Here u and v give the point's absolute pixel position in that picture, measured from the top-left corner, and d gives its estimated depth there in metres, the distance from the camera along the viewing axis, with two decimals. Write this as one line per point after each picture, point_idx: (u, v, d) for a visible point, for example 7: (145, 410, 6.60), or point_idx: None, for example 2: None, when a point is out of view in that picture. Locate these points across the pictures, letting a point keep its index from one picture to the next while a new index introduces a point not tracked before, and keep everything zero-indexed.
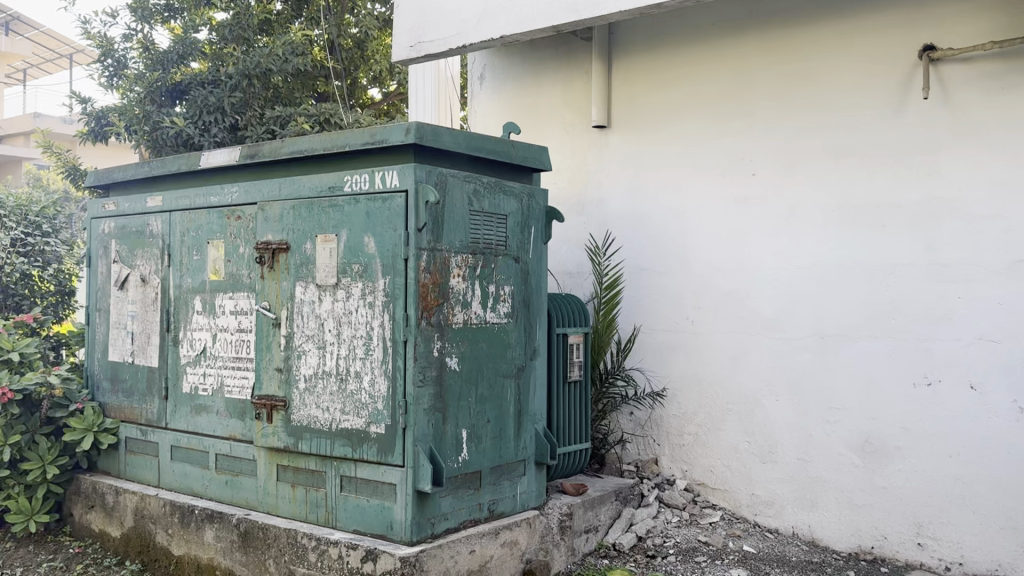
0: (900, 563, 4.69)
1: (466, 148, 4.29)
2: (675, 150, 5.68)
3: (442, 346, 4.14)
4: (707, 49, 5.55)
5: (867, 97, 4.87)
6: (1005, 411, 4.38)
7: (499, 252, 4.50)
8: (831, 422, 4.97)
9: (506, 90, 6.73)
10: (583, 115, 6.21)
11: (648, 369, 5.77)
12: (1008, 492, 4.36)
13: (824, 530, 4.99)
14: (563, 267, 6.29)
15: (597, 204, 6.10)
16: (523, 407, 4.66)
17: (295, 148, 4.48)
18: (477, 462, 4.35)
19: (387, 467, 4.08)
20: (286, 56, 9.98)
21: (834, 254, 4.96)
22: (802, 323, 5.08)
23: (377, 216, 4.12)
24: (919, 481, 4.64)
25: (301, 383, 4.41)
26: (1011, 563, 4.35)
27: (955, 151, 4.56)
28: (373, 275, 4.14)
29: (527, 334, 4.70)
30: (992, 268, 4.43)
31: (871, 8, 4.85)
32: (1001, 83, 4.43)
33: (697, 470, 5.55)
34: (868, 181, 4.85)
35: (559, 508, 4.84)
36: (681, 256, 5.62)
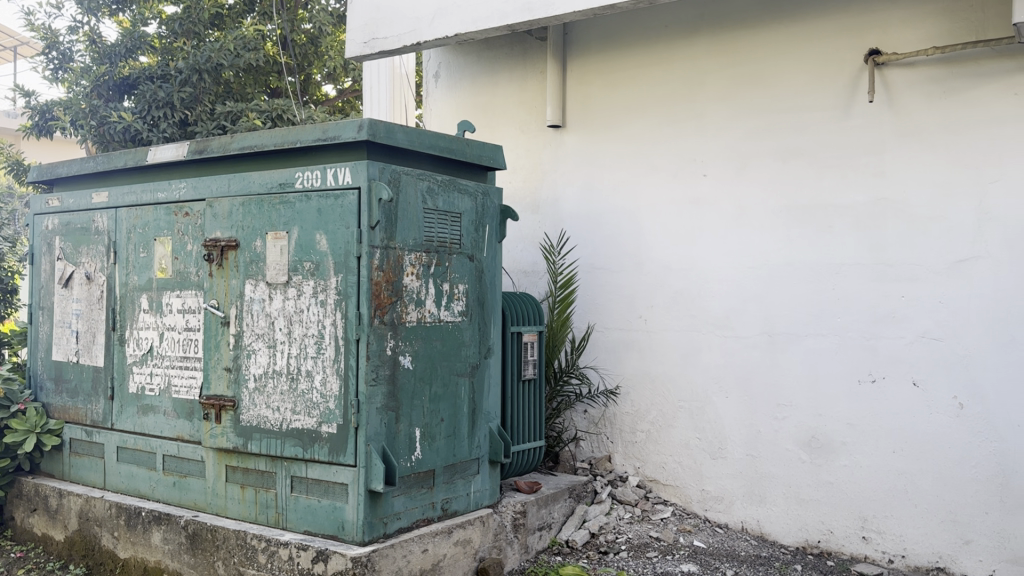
0: (846, 556, 4.79)
1: (420, 146, 4.27)
2: (628, 149, 5.72)
3: (395, 344, 4.12)
4: (660, 50, 5.60)
5: (815, 99, 4.96)
6: (946, 407, 4.50)
7: (453, 250, 4.49)
8: (779, 418, 5.05)
9: (461, 89, 6.71)
10: (538, 114, 6.22)
11: (602, 367, 5.81)
12: (948, 486, 4.48)
13: (772, 524, 5.07)
14: (517, 266, 6.30)
15: (552, 203, 6.12)
16: (476, 406, 4.65)
17: (244, 144, 4.41)
18: (430, 460, 4.34)
19: (339, 466, 4.04)
20: (238, 51, 9.85)
21: (783, 253, 5.05)
22: (752, 322, 5.15)
23: (328, 213, 4.08)
24: (864, 475, 4.74)
25: (250, 382, 4.35)
26: (952, 555, 4.47)
27: (899, 153, 4.67)
28: (325, 274, 4.10)
29: (481, 333, 4.69)
30: (933, 268, 4.55)
31: (820, 12, 4.94)
32: (943, 87, 4.55)
33: (650, 466, 5.60)
34: (815, 181, 4.94)
35: (512, 506, 4.84)
36: (635, 256, 5.66)
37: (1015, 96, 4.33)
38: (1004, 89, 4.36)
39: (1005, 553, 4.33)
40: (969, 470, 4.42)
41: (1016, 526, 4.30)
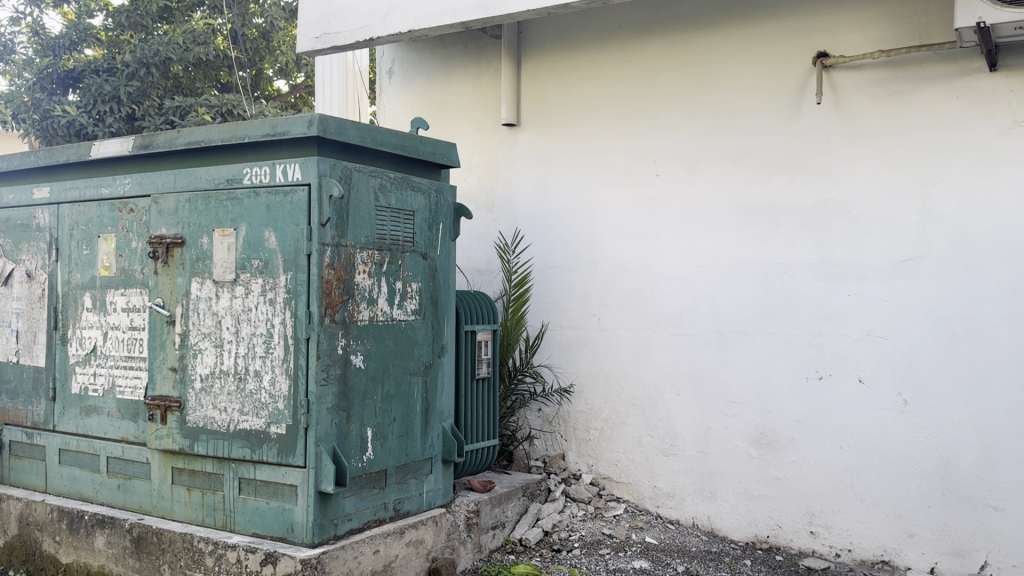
0: (794, 550, 4.87)
1: (372, 143, 4.22)
2: (582, 148, 5.73)
3: (347, 343, 4.07)
4: (613, 50, 5.62)
5: (765, 101, 5.02)
6: (891, 404, 4.59)
7: (406, 248, 4.45)
8: (729, 415, 5.10)
9: (415, 86, 6.66)
10: (492, 112, 6.20)
11: (556, 366, 5.81)
12: (892, 480, 4.58)
13: (722, 520, 5.13)
14: (471, 264, 6.27)
15: (505, 202, 6.10)
16: (429, 405, 4.62)
17: (190, 139, 4.31)
18: (382, 461, 4.29)
19: (288, 467, 3.97)
20: (187, 45, 9.66)
21: (733, 252, 5.10)
22: (703, 320, 5.20)
23: (277, 210, 4.01)
24: (812, 471, 4.82)
25: (196, 382, 4.26)
26: (896, 548, 4.57)
27: (846, 154, 4.75)
28: (273, 271, 4.03)
29: (434, 331, 4.65)
30: (879, 267, 4.64)
31: (770, 14, 5.01)
32: (888, 90, 4.64)
33: (603, 464, 5.62)
34: (765, 182, 5.00)
35: (465, 505, 4.81)
36: (588, 254, 5.67)
37: (957, 99, 4.44)
38: (947, 93, 4.47)
39: (947, 546, 4.44)
40: (913, 465, 4.52)
41: (957, 519, 4.41)
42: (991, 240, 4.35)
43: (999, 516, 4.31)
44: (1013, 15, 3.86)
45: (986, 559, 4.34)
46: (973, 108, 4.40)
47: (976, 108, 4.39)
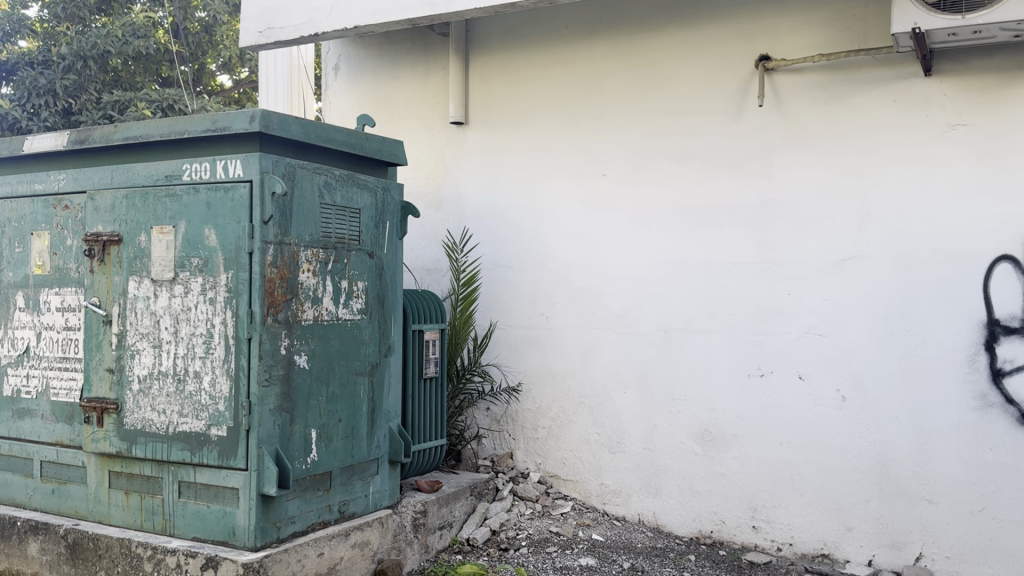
0: (737, 545, 4.95)
1: (316, 139, 4.15)
2: (529, 147, 5.73)
3: (290, 343, 4.00)
4: (560, 49, 5.63)
5: (709, 102, 5.08)
6: (831, 400, 4.69)
7: (352, 246, 4.39)
8: (674, 412, 5.15)
9: (361, 83, 6.58)
10: (439, 110, 6.16)
11: (504, 365, 5.79)
12: (832, 475, 4.68)
13: (668, 516, 5.18)
14: (418, 263, 6.23)
15: (453, 200, 6.07)
16: (376, 406, 4.57)
17: (128, 133, 4.19)
18: (327, 462, 4.23)
19: (229, 470, 3.90)
20: (127, 38, 9.64)
21: (678, 251, 5.15)
22: (649, 319, 5.24)
23: (218, 207, 3.93)
24: (754, 467, 4.90)
25: (134, 384, 4.16)
26: (836, 542, 4.67)
27: (787, 155, 4.84)
28: (213, 270, 3.95)
29: (380, 330, 4.60)
30: (818, 267, 4.73)
31: (714, 17, 5.08)
32: (829, 93, 4.74)
33: (550, 462, 5.63)
34: (709, 182, 5.06)
35: (412, 506, 4.77)
36: (536, 253, 5.68)
37: (894, 103, 4.55)
38: (884, 97, 4.58)
39: (884, 538, 4.55)
40: (851, 460, 4.63)
41: (893, 511, 4.53)
42: (926, 240, 4.47)
43: (933, 509, 4.44)
44: (947, 21, 3.98)
45: (921, 550, 4.47)
46: (909, 112, 4.51)
47: (912, 112, 4.51)
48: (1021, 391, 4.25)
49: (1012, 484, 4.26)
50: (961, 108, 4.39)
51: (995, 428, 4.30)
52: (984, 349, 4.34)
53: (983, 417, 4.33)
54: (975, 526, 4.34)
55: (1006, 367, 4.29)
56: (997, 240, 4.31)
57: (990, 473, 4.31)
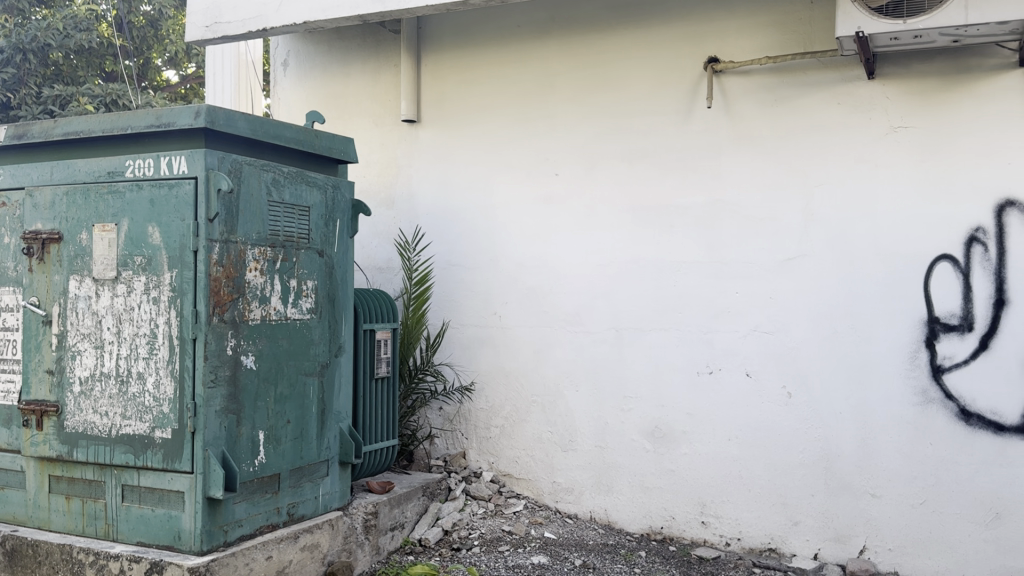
0: (686, 541, 5.00)
1: (263, 135, 4.09)
2: (481, 146, 5.72)
3: (236, 343, 3.93)
4: (512, 48, 5.63)
5: (660, 103, 5.13)
6: (777, 397, 4.77)
7: (301, 245, 4.32)
8: (625, 410, 5.19)
9: (311, 79, 6.50)
10: (390, 107, 6.11)
11: (457, 364, 5.76)
12: (779, 471, 4.76)
13: (619, 513, 5.22)
14: (370, 261, 6.17)
15: (405, 198, 6.02)
16: (326, 406, 4.51)
17: (69, 128, 4.08)
18: (275, 464, 4.16)
19: (174, 473, 3.82)
20: (68, 31, 9.60)
21: (629, 250, 5.19)
22: (600, 317, 5.27)
23: (162, 204, 3.85)
24: (702, 463, 4.96)
25: (75, 386, 4.05)
26: (782, 536, 4.75)
27: (735, 157, 4.90)
28: (157, 268, 3.87)
29: (331, 330, 4.54)
30: (765, 266, 4.81)
31: (664, 18, 5.13)
32: (775, 95, 4.82)
33: (503, 461, 5.62)
34: (659, 181, 5.11)
35: (363, 507, 4.72)
36: (488, 252, 5.66)
37: (838, 105, 4.65)
38: (829, 99, 4.67)
39: (829, 532, 4.65)
40: (797, 456, 4.72)
41: (838, 506, 4.63)
42: (869, 240, 4.57)
43: (876, 502, 4.55)
44: (889, 26, 4.07)
45: (864, 543, 4.57)
46: (853, 114, 4.61)
47: (856, 114, 4.60)
48: (959, 386, 4.37)
49: (951, 478, 4.38)
50: (903, 111, 4.50)
51: (935, 422, 4.42)
52: (925, 346, 4.45)
53: (924, 412, 4.44)
54: (915, 518, 4.46)
55: (946, 364, 4.40)
56: (938, 240, 4.42)
57: (930, 467, 4.43)
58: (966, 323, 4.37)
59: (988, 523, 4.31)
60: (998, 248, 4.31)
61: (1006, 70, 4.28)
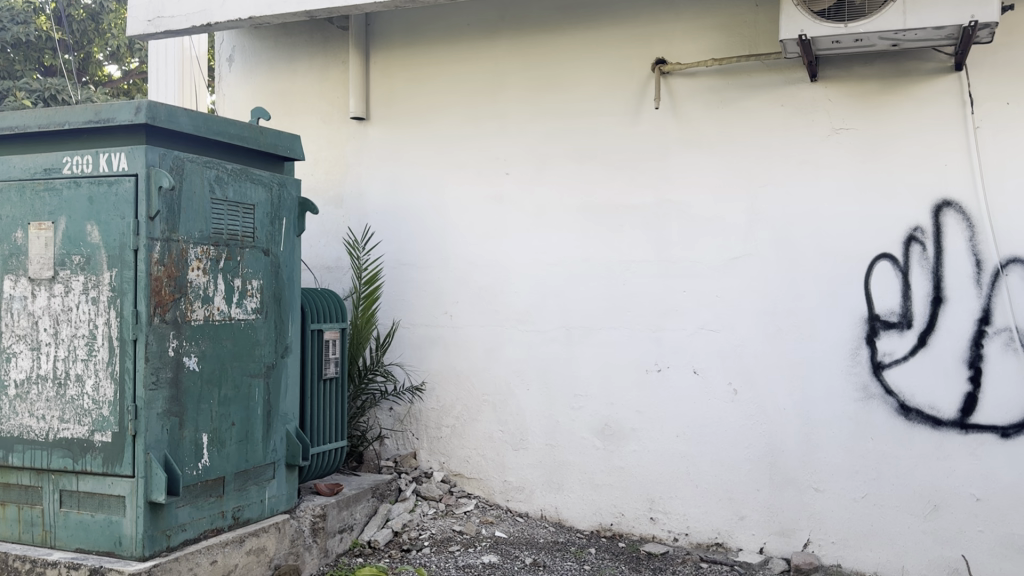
0: (635, 537, 5.05)
1: (207, 132, 4.01)
2: (430, 145, 5.69)
3: (178, 344, 3.85)
4: (461, 47, 5.61)
5: (608, 103, 5.16)
6: (723, 393, 4.84)
7: (245, 244, 4.24)
8: (575, 408, 5.22)
9: (256, 76, 6.39)
10: (338, 104, 6.04)
11: (407, 364, 5.72)
12: (725, 467, 4.83)
13: (569, 510, 5.24)
14: (318, 261, 6.10)
15: (354, 197, 5.96)
16: (271, 408, 4.44)
17: (2, 124, 3.95)
18: (219, 467, 4.09)
19: (114, 478, 3.73)
20: (5, 24, 10.30)
21: (579, 250, 5.21)
22: (550, 316, 5.28)
23: (101, 202, 3.75)
24: (650, 460, 5.01)
25: (10, 389, 3.94)
26: (729, 530, 4.83)
27: (683, 157, 4.96)
28: (97, 267, 3.77)
29: (277, 331, 4.46)
30: (712, 265, 4.87)
31: (612, 19, 5.16)
32: (721, 97, 4.88)
33: (454, 461, 5.60)
34: (608, 181, 5.14)
35: (311, 510, 4.66)
36: (438, 252, 5.63)
37: (782, 107, 4.73)
38: (773, 101, 4.75)
39: (774, 526, 4.73)
40: (743, 452, 4.79)
41: (782, 500, 4.71)
42: (813, 239, 4.65)
43: (819, 496, 4.64)
44: (831, 29, 4.15)
45: (808, 537, 4.66)
46: (796, 116, 4.70)
47: (799, 117, 4.69)
48: (899, 382, 4.48)
49: (891, 471, 4.49)
50: (845, 113, 4.59)
51: (876, 418, 4.52)
52: (866, 343, 4.55)
53: (865, 407, 4.55)
54: (857, 512, 4.56)
55: (886, 360, 4.51)
56: (879, 239, 4.53)
57: (871, 461, 4.53)
58: (906, 320, 4.48)
59: (926, 515, 4.43)
60: (935, 247, 4.42)
61: (942, 74, 4.40)
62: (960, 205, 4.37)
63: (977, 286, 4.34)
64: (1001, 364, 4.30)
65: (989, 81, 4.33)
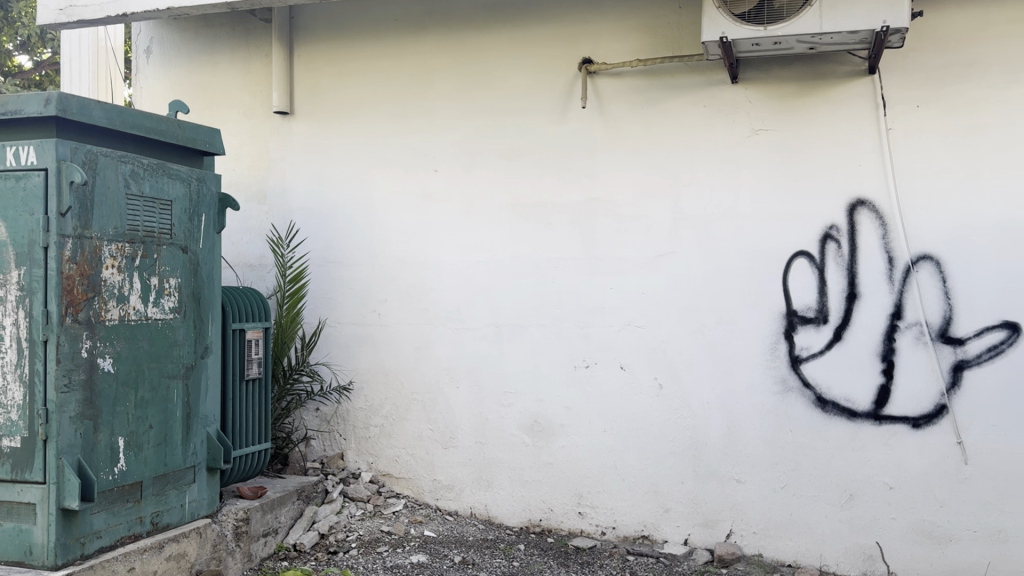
0: (564, 532, 5.09)
1: (121, 125, 3.88)
2: (357, 141, 5.62)
3: (92, 345, 3.72)
4: (387, 42, 5.56)
5: (536, 102, 5.19)
6: (648, 388, 4.91)
7: (162, 241, 4.12)
8: (504, 405, 5.23)
9: (175, 68, 6.22)
10: (261, 99, 5.92)
11: (334, 364, 5.64)
12: (651, 461, 4.91)
13: (498, 507, 5.25)
14: (241, 259, 5.97)
15: (278, 194, 5.85)
16: (191, 410, 4.32)
17: None
18: (137, 472, 3.96)
19: (24, 484, 3.60)
20: None
21: (507, 247, 5.22)
22: (479, 314, 5.28)
23: (8, 197, 3.61)
24: (578, 455, 5.06)
25: None
26: (654, 523, 4.91)
27: (610, 156, 5.02)
28: (4, 266, 3.63)
29: (196, 330, 4.35)
30: (638, 262, 4.94)
31: (539, 17, 5.18)
32: (645, 97, 4.95)
33: (382, 461, 5.54)
34: (536, 179, 5.17)
35: (234, 514, 4.56)
36: (365, 250, 5.57)
37: (704, 108, 4.83)
38: (695, 102, 4.85)
39: (698, 518, 4.83)
40: (668, 445, 4.88)
41: (705, 492, 4.81)
42: (734, 237, 4.76)
43: (740, 487, 4.76)
44: (750, 32, 4.25)
45: (730, 528, 4.77)
46: (718, 117, 4.80)
47: (720, 117, 4.79)
48: (816, 375, 4.62)
49: (809, 462, 4.63)
50: (764, 115, 4.72)
51: (793, 410, 4.66)
52: (784, 338, 4.68)
53: (783, 400, 4.68)
54: (777, 502, 4.69)
55: (803, 354, 4.65)
56: (796, 238, 4.66)
57: (790, 452, 4.67)
58: (822, 315, 4.62)
59: (842, 504, 4.58)
60: (850, 245, 4.57)
61: (856, 78, 4.55)
62: (873, 204, 4.53)
63: (889, 283, 4.51)
64: (912, 357, 4.47)
65: (900, 85, 4.49)
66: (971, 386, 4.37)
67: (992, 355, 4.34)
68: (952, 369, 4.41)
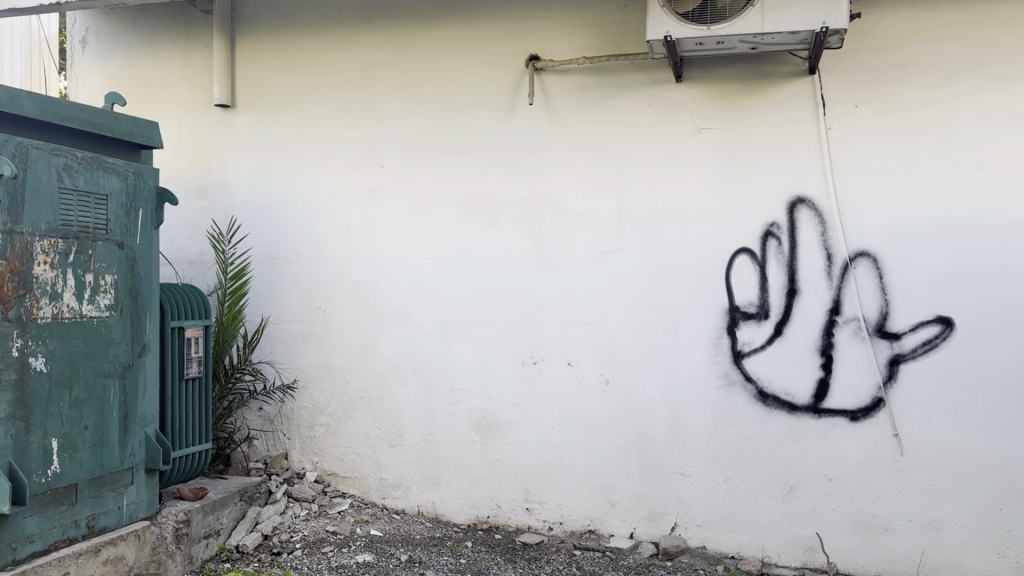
0: (511, 528, 5.10)
1: (53, 117, 3.76)
2: (301, 135, 5.54)
3: (24, 344, 3.60)
4: (332, 36, 5.49)
5: (482, 98, 5.17)
6: (595, 384, 4.95)
7: (98, 236, 4.00)
8: (452, 402, 5.21)
9: (113, 60, 6.05)
10: (202, 92, 5.79)
11: (278, 362, 5.56)
12: (597, 456, 4.95)
13: (446, 505, 5.23)
14: (182, 255, 5.84)
15: (220, 189, 5.73)
16: (128, 410, 4.20)
17: None
18: (71, 474, 3.85)
19: None
20: None
21: (455, 244, 5.20)
22: (427, 311, 5.25)
23: None
24: (526, 451, 5.07)
25: None
26: (601, 518, 4.94)
27: (556, 153, 5.03)
28: None
29: (133, 328, 4.23)
30: (585, 259, 4.97)
31: (486, 14, 5.17)
32: (592, 95, 4.98)
33: (327, 460, 5.48)
34: (483, 176, 5.16)
35: (174, 516, 4.46)
36: (310, 246, 5.49)
37: (650, 106, 4.87)
38: (641, 100, 4.89)
39: (643, 512, 4.88)
40: (614, 440, 4.92)
41: (651, 486, 4.87)
42: (679, 235, 4.81)
43: (685, 481, 4.82)
44: (694, 32, 4.30)
45: (675, 520, 4.83)
46: (663, 116, 4.85)
47: (665, 116, 4.84)
48: (757, 369, 4.70)
49: (751, 455, 4.72)
50: (708, 114, 4.78)
51: (736, 404, 4.73)
52: (727, 333, 4.75)
53: (726, 394, 4.75)
54: (720, 495, 4.76)
55: (745, 349, 4.72)
56: (739, 235, 4.73)
57: (732, 445, 4.74)
58: (763, 311, 4.70)
59: (784, 496, 4.67)
60: (790, 242, 4.66)
61: (797, 78, 4.64)
62: (813, 202, 4.62)
63: (828, 279, 4.61)
64: (850, 352, 4.58)
65: (839, 85, 4.59)
66: (907, 379, 4.50)
67: (927, 349, 4.47)
68: (889, 363, 4.52)
